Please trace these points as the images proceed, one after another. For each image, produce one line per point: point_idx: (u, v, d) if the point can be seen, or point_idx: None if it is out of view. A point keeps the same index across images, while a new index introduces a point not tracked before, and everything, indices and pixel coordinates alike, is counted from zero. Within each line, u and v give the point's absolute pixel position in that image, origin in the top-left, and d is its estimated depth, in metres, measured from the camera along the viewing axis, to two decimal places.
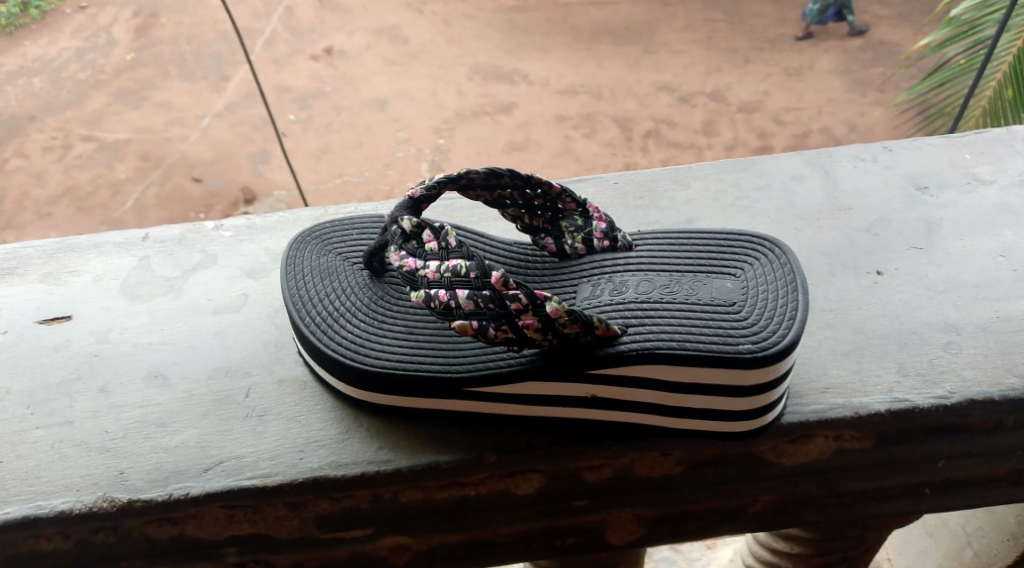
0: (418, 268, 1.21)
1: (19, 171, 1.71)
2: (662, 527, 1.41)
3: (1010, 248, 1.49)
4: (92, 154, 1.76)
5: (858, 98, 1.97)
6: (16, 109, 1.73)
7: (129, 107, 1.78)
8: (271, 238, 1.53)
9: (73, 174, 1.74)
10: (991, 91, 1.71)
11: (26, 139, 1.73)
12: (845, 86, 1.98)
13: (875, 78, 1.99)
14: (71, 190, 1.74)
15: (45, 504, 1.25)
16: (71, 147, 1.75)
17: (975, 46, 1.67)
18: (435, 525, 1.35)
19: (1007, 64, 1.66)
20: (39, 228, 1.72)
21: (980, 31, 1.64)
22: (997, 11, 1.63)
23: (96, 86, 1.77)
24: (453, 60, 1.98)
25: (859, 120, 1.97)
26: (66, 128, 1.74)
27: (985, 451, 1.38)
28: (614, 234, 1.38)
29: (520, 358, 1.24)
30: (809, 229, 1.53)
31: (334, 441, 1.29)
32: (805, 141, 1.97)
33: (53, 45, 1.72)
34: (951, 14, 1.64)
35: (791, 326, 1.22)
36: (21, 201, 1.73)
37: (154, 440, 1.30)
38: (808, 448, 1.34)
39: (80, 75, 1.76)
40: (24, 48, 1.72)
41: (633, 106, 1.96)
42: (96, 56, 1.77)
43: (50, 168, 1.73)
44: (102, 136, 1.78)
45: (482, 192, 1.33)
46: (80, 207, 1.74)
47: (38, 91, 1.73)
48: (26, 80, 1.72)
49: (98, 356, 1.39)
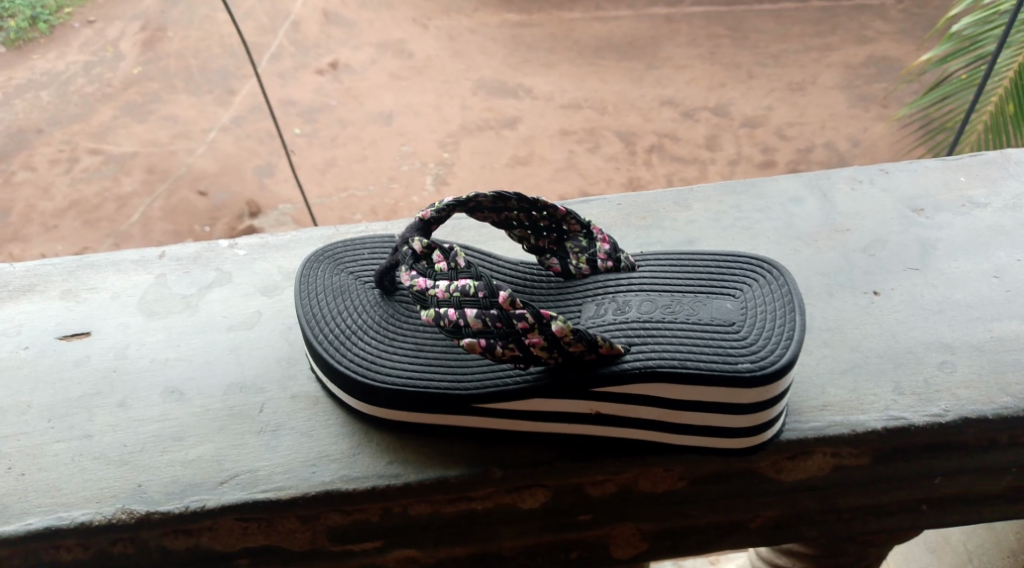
0: (427, 288, 1.25)
1: (26, 184, 1.76)
2: (665, 542, 1.45)
3: (1003, 269, 1.53)
4: (98, 166, 1.81)
5: (861, 113, 2.08)
6: (24, 122, 1.76)
7: (134, 120, 1.84)
8: (283, 256, 1.57)
9: (79, 186, 1.79)
10: (992, 107, 1.76)
11: (32, 152, 1.76)
12: (847, 102, 2.09)
13: (878, 94, 2.11)
14: (76, 204, 1.78)
15: (66, 515, 1.29)
16: (78, 160, 1.79)
17: (976, 62, 1.73)
18: (442, 538, 1.38)
19: (1007, 81, 1.71)
20: (44, 241, 1.75)
21: (981, 47, 1.71)
22: (996, 27, 1.69)
23: (103, 99, 1.82)
24: (457, 75, 2.10)
25: (862, 135, 2.05)
26: (72, 141, 1.79)
27: (980, 468, 1.42)
28: (617, 254, 1.41)
29: (527, 375, 1.28)
30: (807, 250, 1.57)
31: (345, 456, 1.33)
32: (809, 156, 2.02)
33: (62, 58, 1.76)
34: (953, 29, 1.72)
35: (788, 346, 1.25)
36: (27, 214, 1.76)
37: (171, 454, 1.34)
38: (807, 464, 1.37)
39: (87, 88, 1.81)
40: (32, 62, 1.73)
41: (637, 121, 2.07)
42: (103, 69, 1.83)
43: (56, 181, 1.77)
44: (108, 149, 1.82)
45: (489, 214, 1.37)
46: (86, 219, 1.77)
47: (46, 104, 1.77)
48: (34, 93, 1.75)
49: (117, 371, 1.43)
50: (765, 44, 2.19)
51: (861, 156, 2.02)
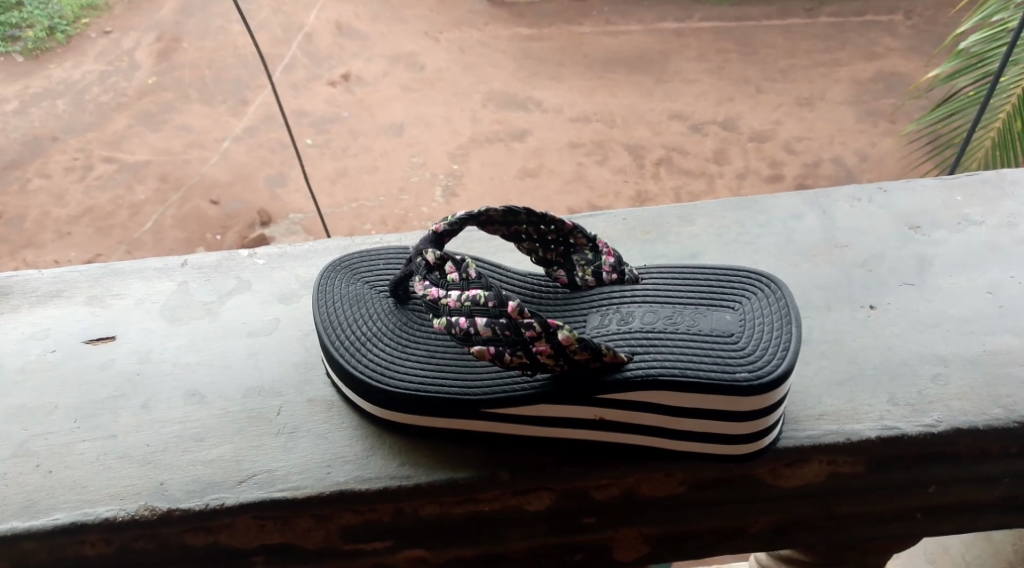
0: (440, 297, 1.30)
1: (40, 191, 1.83)
2: (665, 546, 1.50)
3: (997, 285, 1.58)
4: (112, 174, 1.89)
5: (870, 127, 2.17)
6: (40, 130, 1.86)
7: (149, 129, 1.94)
8: (301, 266, 1.62)
9: (93, 194, 1.86)
10: (1001, 123, 1.79)
11: (48, 160, 1.85)
12: (856, 118, 2.19)
13: (887, 110, 2.21)
14: (91, 211, 1.85)
15: (92, 511, 1.34)
16: (92, 168, 1.88)
17: (982, 79, 1.80)
18: (450, 538, 1.43)
19: (1014, 96, 1.76)
20: (59, 247, 1.80)
21: (988, 64, 1.77)
22: (1004, 45, 1.75)
23: (116, 108, 1.94)
24: (468, 87, 2.20)
25: (870, 150, 2.12)
26: (87, 148, 1.88)
27: (971, 478, 1.47)
28: (622, 267, 1.46)
29: (533, 382, 1.33)
30: (806, 264, 1.62)
31: (359, 457, 1.38)
32: (816, 169, 2.07)
33: (77, 68, 1.90)
34: (961, 46, 1.79)
35: (784, 356, 1.31)
36: (42, 220, 1.82)
37: (192, 454, 1.40)
38: (804, 472, 1.42)
39: (103, 98, 1.94)
40: (49, 71, 1.86)
41: (645, 135, 2.13)
42: (118, 79, 1.96)
43: (70, 188, 1.85)
44: (122, 157, 1.91)
45: (499, 228, 1.41)
46: (100, 225, 1.83)
47: (61, 113, 1.88)
48: (50, 102, 1.86)
49: (141, 374, 1.49)
50: (774, 60, 2.30)
51: (870, 169, 2.08)
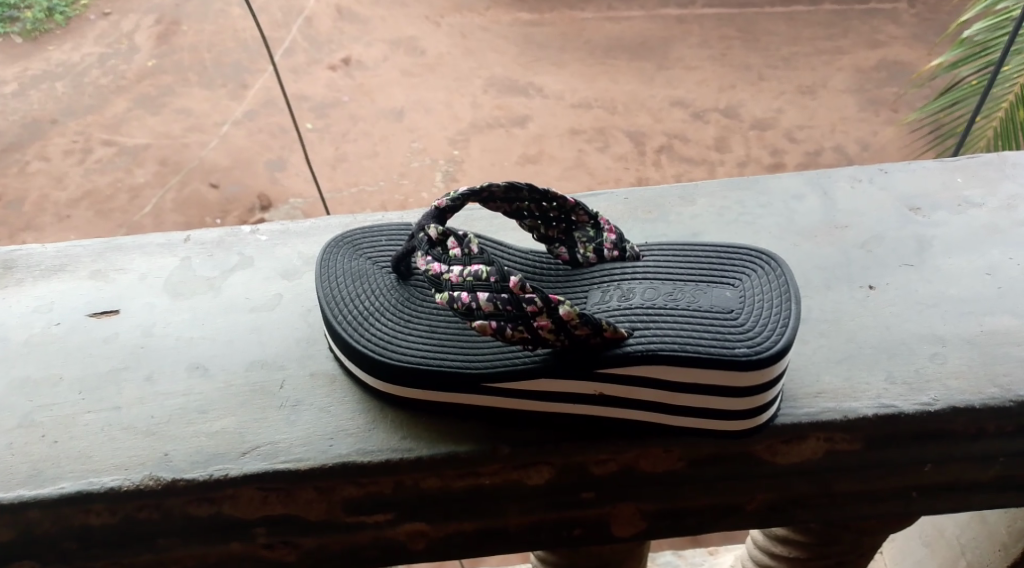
0: (442, 272, 1.32)
1: (40, 173, 1.83)
2: (664, 522, 1.51)
3: (995, 267, 1.59)
4: (111, 158, 1.90)
5: (871, 116, 2.18)
6: (39, 112, 1.85)
7: (147, 112, 1.94)
8: (303, 242, 1.63)
9: (92, 177, 1.87)
10: (1003, 112, 1.81)
11: (47, 142, 1.85)
12: (858, 106, 2.20)
13: (889, 99, 2.21)
14: (90, 194, 1.85)
15: (96, 481, 1.35)
16: (90, 151, 1.88)
17: (985, 67, 1.80)
18: (451, 512, 1.44)
19: (1017, 85, 1.77)
20: (58, 230, 1.80)
21: (990, 53, 1.77)
22: (1007, 34, 1.75)
23: (116, 91, 1.94)
24: (468, 73, 2.21)
25: (871, 139, 2.14)
26: (86, 132, 1.88)
27: (968, 457, 1.48)
28: (623, 244, 1.48)
29: (534, 356, 1.34)
30: (806, 245, 1.63)
31: (361, 430, 1.39)
32: (817, 157, 2.10)
33: (77, 50, 1.89)
34: (964, 35, 1.79)
35: (783, 332, 1.32)
36: (41, 203, 1.82)
37: (196, 425, 1.41)
38: (800, 449, 1.43)
39: (102, 80, 1.93)
40: (48, 53, 1.86)
41: (647, 122, 2.15)
42: (117, 62, 1.96)
43: (70, 171, 1.85)
44: (121, 140, 1.92)
45: (501, 204, 1.42)
46: (99, 209, 1.83)
47: (61, 95, 1.87)
48: (49, 84, 1.86)
49: (144, 348, 1.50)
50: (777, 47, 2.31)
51: (870, 158, 2.11)
